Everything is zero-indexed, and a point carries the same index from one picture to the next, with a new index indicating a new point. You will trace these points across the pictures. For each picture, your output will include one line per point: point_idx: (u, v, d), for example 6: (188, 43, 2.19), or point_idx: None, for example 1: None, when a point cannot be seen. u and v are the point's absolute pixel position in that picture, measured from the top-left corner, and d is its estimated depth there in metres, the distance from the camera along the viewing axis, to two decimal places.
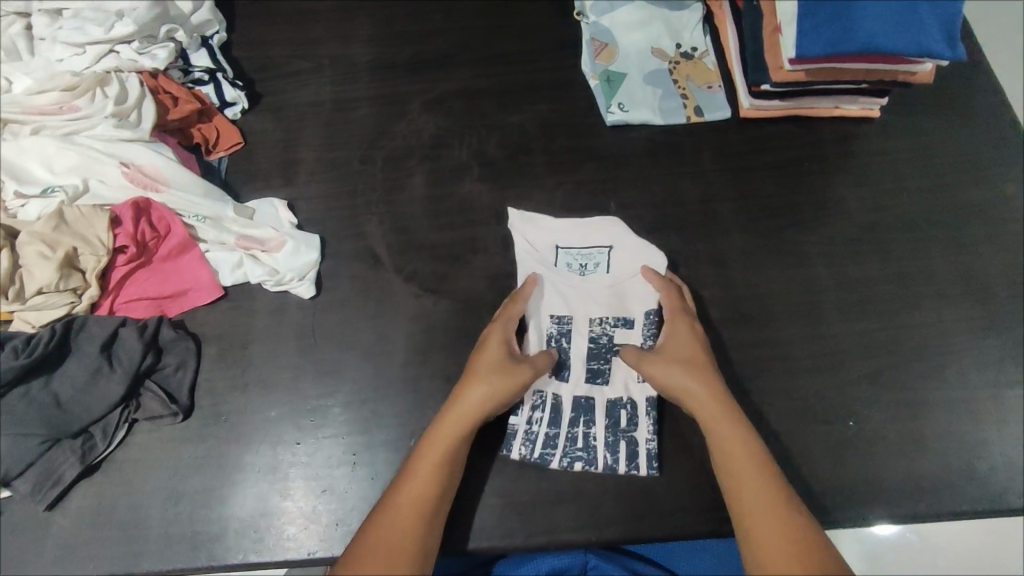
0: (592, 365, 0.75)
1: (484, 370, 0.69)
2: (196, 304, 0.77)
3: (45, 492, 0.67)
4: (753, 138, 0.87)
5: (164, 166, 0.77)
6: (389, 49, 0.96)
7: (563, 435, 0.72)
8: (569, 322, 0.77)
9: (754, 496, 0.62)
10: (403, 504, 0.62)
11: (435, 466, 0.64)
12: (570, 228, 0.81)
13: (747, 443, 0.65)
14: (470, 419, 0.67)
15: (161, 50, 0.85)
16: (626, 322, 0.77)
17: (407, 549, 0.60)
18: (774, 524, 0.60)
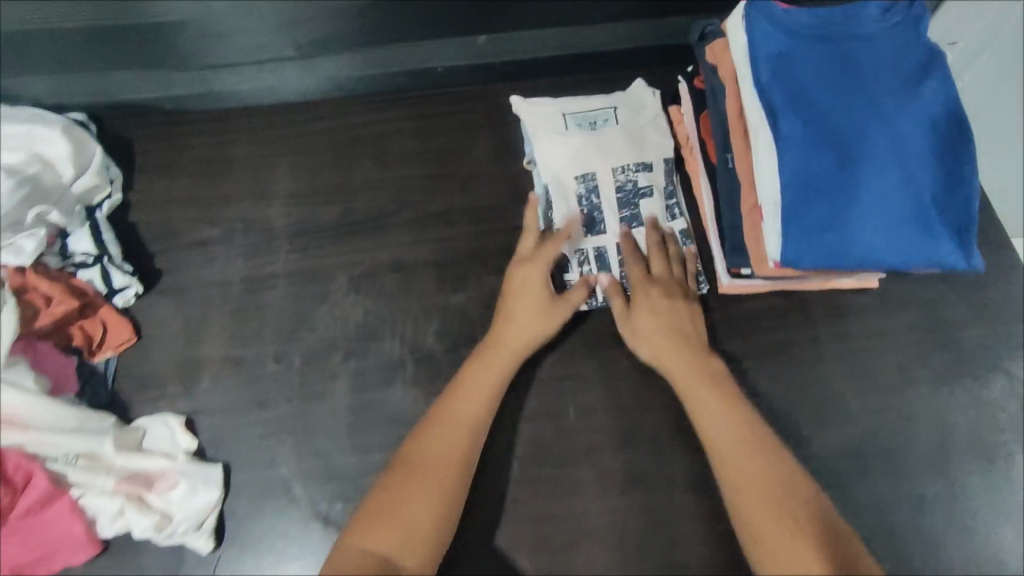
0: (624, 213, 0.79)
1: (517, 307, 0.68)
2: (68, 562, 0.64)
3: None
4: (735, 320, 0.74)
5: (23, 400, 0.63)
6: (313, 208, 0.83)
7: (617, 276, 0.76)
8: (591, 180, 0.80)
9: (720, 415, 0.61)
10: (417, 474, 0.58)
11: (474, 413, 0.63)
12: (573, 98, 0.84)
13: (749, 427, 0.59)
14: (488, 398, 0.64)
15: (29, 239, 0.71)
16: (647, 167, 0.80)
17: (451, 472, 0.59)
18: (739, 440, 0.59)
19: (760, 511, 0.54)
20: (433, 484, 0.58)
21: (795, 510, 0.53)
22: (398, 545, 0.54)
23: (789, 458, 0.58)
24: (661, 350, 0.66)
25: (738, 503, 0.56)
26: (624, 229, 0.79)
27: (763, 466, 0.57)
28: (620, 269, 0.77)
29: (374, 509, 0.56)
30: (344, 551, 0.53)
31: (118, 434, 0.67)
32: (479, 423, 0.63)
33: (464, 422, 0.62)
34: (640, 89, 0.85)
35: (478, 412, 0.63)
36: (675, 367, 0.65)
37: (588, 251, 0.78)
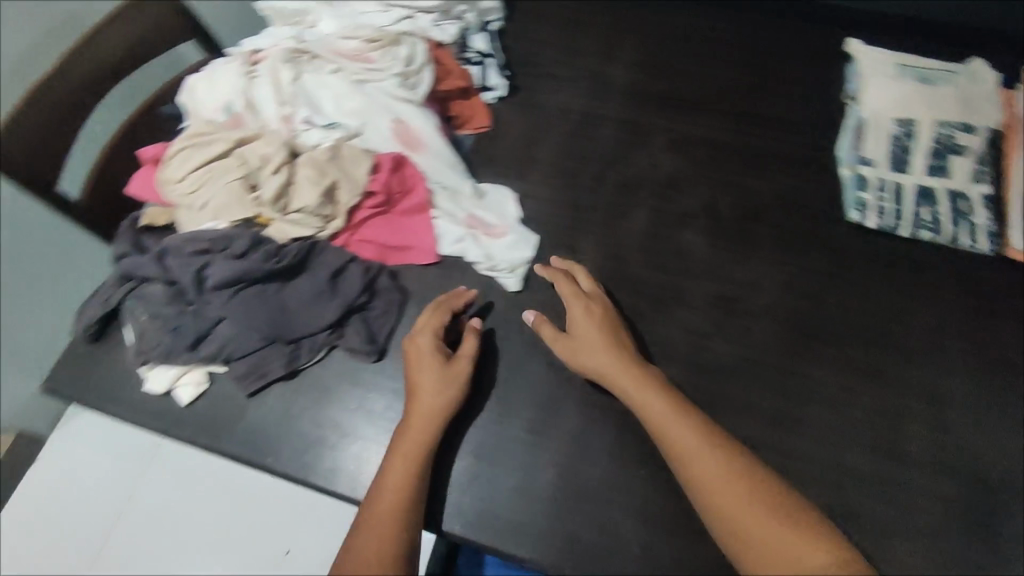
0: (933, 161, 0.85)
1: (416, 376, 0.71)
2: (412, 262, 0.83)
3: (251, 380, 0.76)
4: (1011, 285, 0.79)
5: (428, 130, 0.83)
6: (649, 78, 0.97)
7: (911, 210, 0.83)
8: (909, 125, 0.87)
9: (684, 438, 0.63)
10: (383, 524, 0.63)
11: (410, 460, 0.67)
12: (908, 56, 0.93)
13: (692, 428, 0.64)
14: (415, 458, 0.67)
15: (451, 27, 0.92)
16: (967, 129, 0.86)
17: (394, 522, 0.63)
18: (690, 435, 0.63)
19: (751, 515, 0.58)
20: (393, 510, 0.64)
21: (783, 517, 0.58)
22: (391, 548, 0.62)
23: (743, 459, 0.62)
24: (600, 364, 0.70)
25: (726, 525, 0.59)
26: (929, 175, 0.84)
27: (725, 468, 0.61)
28: (915, 208, 0.83)
29: (360, 541, 0.62)
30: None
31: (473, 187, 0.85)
32: (414, 466, 0.67)
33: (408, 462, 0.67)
34: (974, 68, 0.90)
35: (401, 470, 0.66)
36: (609, 379, 0.70)
37: (888, 181, 0.85)
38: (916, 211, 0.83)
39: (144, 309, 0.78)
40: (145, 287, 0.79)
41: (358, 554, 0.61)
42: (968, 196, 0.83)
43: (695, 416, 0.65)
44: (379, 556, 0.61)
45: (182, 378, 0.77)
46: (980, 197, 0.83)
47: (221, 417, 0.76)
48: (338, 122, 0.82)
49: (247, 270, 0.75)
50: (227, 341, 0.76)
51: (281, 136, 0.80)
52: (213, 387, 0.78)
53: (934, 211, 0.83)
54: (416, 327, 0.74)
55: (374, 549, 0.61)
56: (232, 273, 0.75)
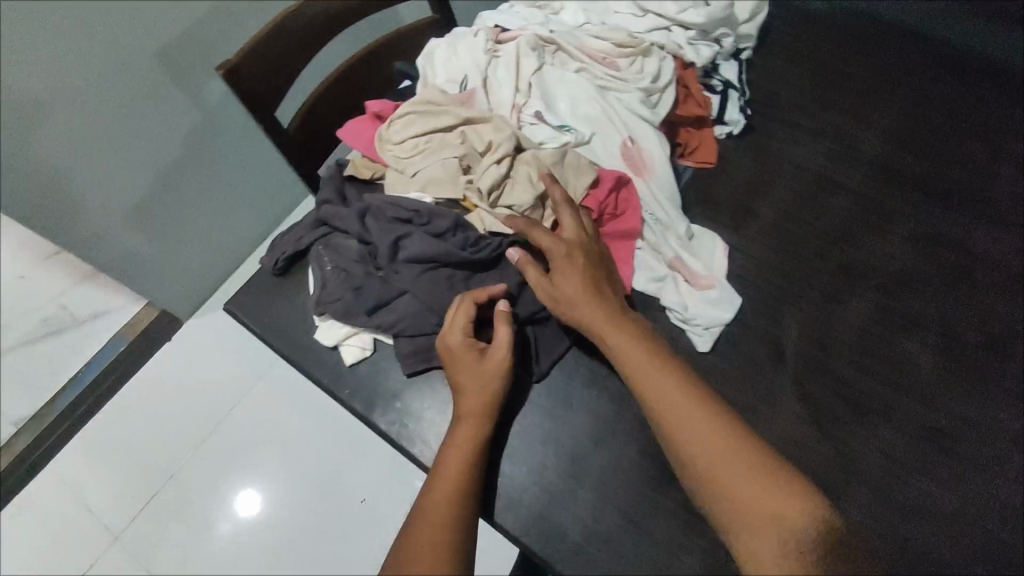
0: None
1: (468, 377, 0.69)
2: None
3: (414, 362, 0.74)
4: None
5: (658, 158, 0.78)
6: (905, 154, 0.85)
7: None
8: None
9: (676, 412, 0.60)
10: (427, 513, 0.62)
11: (466, 463, 0.66)
12: None
13: (681, 392, 0.61)
14: (463, 457, 0.66)
15: (706, 49, 0.85)
16: None
17: (447, 514, 0.62)
18: (686, 408, 0.60)
19: (761, 505, 0.54)
20: (448, 503, 0.62)
21: (766, 529, 0.53)
22: (447, 541, 0.60)
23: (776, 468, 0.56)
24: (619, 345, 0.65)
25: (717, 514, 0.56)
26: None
27: (720, 447, 0.57)
28: None
29: (418, 524, 0.61)
30: (396, 554, 0.59)
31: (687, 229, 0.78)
32: (469, 459, 0.66)
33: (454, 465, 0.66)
34: None
35: (459, 467, 0.65)
36: (608, 340, 0.66)
37: None
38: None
39: (333, 258, 0.79)
40: (339, 238, 0.80)
41: (415, 533, 0.60)
42: None
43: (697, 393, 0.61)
44: (435, 541, 0.59)
45: (350, 338, 0.77)
46: None
47: (377, 386, 0.76)
48: (569, 125, 0.78)
49: (444, 252, 0.73)
50: (403, 317, 0.74)
51: (510, 124, 0.77)
52: (376, 356, 0.77)
53: None
54: (447, 321, 0.71)
55: (429, 538, 0.60)
56: (429, 252, 0.73)
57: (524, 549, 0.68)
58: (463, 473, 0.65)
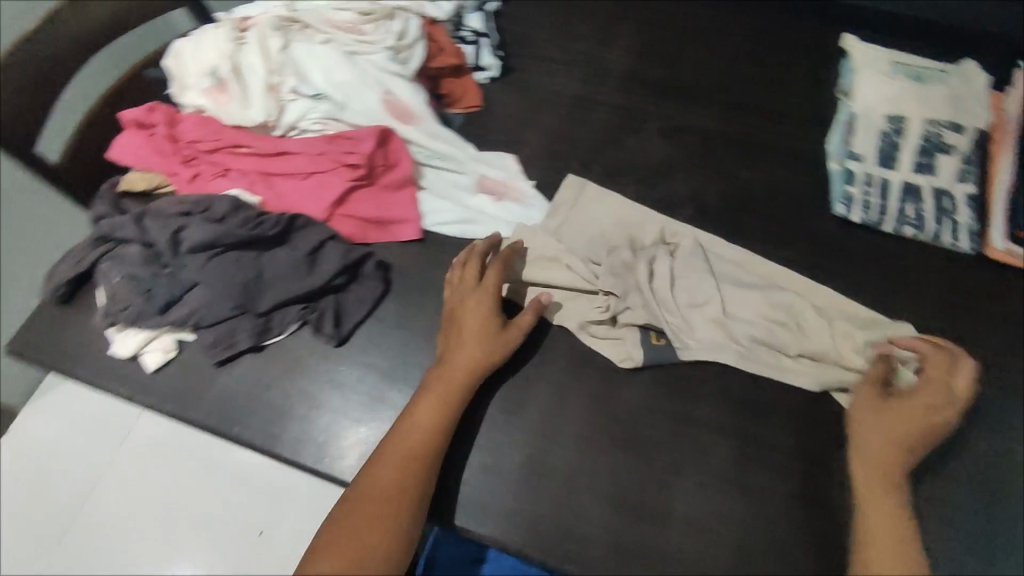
0: (921, 159, 0.85)
1: (464, 341, 0.70)
2: (395, 237, 0.82)
3: (219, 351, 0.75)
4: (989, 285, 0.80)
5: (417, 105, 0.84)
6: (645, 64, 0.95)
7: (894, 207, 0.84)
8: (898, 125, 0.87)
9: (872, 516, 0.61)
10: (377, 479, 0.62)
11: (434, 427, 0.66)
12: (909, 54, 0.92)
13: (892, 489, 0.63)
14: (437, 425, 0.66)
15: (447, 2, 0.90)
16: (957, 130, 0.86)
17: (406, 472, 0.63)
18: (883, 501, 0.62)
19: (880, 547, 0.59)
20: (401, 465, 0.63)
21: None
22: (392, 506, 0.61)
23: (917, 546, 0.59)
24: (863, 440, 0.66)
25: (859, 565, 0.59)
26: (916, 171, 0.85)
27: (891, 519, 0.61)
28: (900, 202, 0.84)
29: (366, 487, 0.62)
30: (349, 503, 0.62)
31: (472, 152, 0.85)
32: (431, 422, 0.66)
33: (410, 433, 0.65)
34: (968, 68, 0.90)
35: (428, 427, 0.66)
36: (862, 455, 0.65)
37: (875, 177, 0.85)
38: (901, 207, 0.84)
39: (119, 270, 0.74)
40: (121, 248, 0.76)
41: (363, 498, 0.61)
42: (951, 194, 0.84)
43: (897, 499, 0.62)
44: (382, 506, 0.61)
45: (149, 344, 0.75)
46: (962, 198, 0.84)
47: (189, 383, 0.75)
48: (324, 93, 0.82)
49: (222, 234, 0.74)
50: (197, 307, 0.74)
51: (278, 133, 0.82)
52: (180, 356, 0.76)
53: (919, 207, 0.83)
54: (449, 288, 0.75)
55: (379, 499, 0.61)
56: (209, 237, 0.73)
57: None
58: (435, 435, 0.66)
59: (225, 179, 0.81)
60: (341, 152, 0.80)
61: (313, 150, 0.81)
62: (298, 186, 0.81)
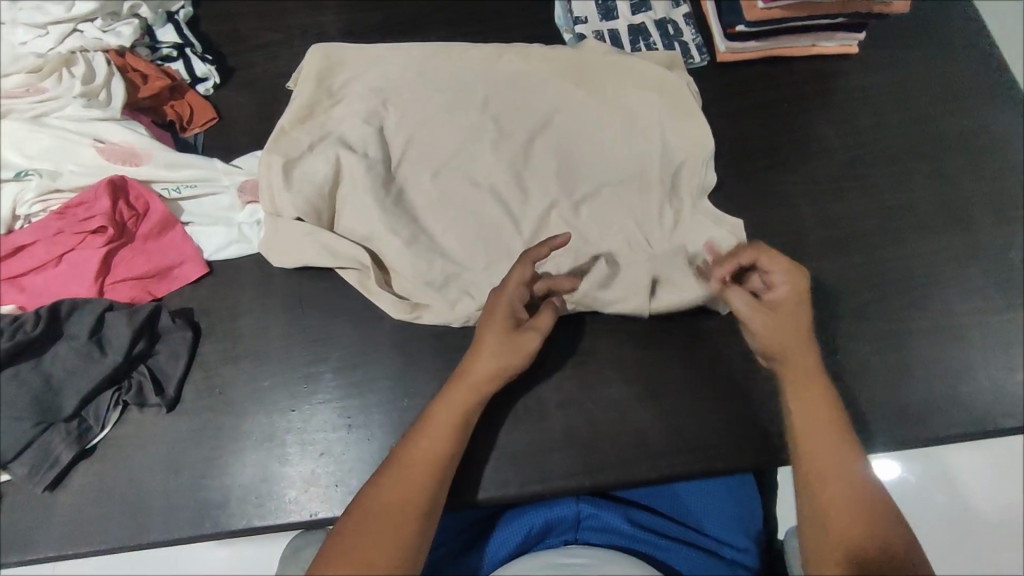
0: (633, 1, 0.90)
1: (489, 341, 0.66)
2: (182, 281, 0.77)
3: (42, 474, 0.68)
4: (733, 81, 0.86)
5: (140, 142, 0.78)
6: (362, 14, 0.93)
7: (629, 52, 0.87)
8: None
9: (817, 427, 0.62)
10: (392, 481, 0.60)
11: (448, 433, 0.63)
12: None
13: (844, 441, 0.62)
14: (445, 441, 0.62)
15: (126, 26, 0.84)
16: None
17: (418, 489, 0.60)
18: (836, 469, 0.60)
19: (841, 520, 0.58)
20: (422, 468, 0.61)
21: (852, 506, 0.59)
22: (403, 521, 0.58)
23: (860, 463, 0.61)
24: (776, 332, 0.66)
25: (809, 478, 0.61)
26: (634, 13, 0.90)
27: (845, 475, 0.60)
28: (632, 46, 0.88)
29: (375, 494, 0.59)
30: (379, 486, 0.60)
31: (224, 165, 0.80)
32: (449, 429, 0.63)
33: (438, 433, 0.62)
34: None
35: (450, 413, 0.63)
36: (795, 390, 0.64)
37: (604, 31, 0.89)
38: (634, 49, 0.88)
39: None
40: None
41: (363, 505, 0.59)
42: (672, 20, 0.89)
43: (825, 395, 0.64)
44: (398, 509, 0.58)
45: None
46: (681, 20, 0.89)
47: (27, 521, 0.69)
48: (29, 168, 0.75)
49: None
50: None
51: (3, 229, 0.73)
52: (6, 500, 0.69)
53: (650, 43, 0.88)
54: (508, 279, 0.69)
55: (385, 530, 0.57)
56: None
57: (253, 532, 0.69)
58: (447, 443, 0.62)
59: None
60: (78, 222, 0.73)
61: (47, 232, 0.73)
62: (51, 276, 0.74)
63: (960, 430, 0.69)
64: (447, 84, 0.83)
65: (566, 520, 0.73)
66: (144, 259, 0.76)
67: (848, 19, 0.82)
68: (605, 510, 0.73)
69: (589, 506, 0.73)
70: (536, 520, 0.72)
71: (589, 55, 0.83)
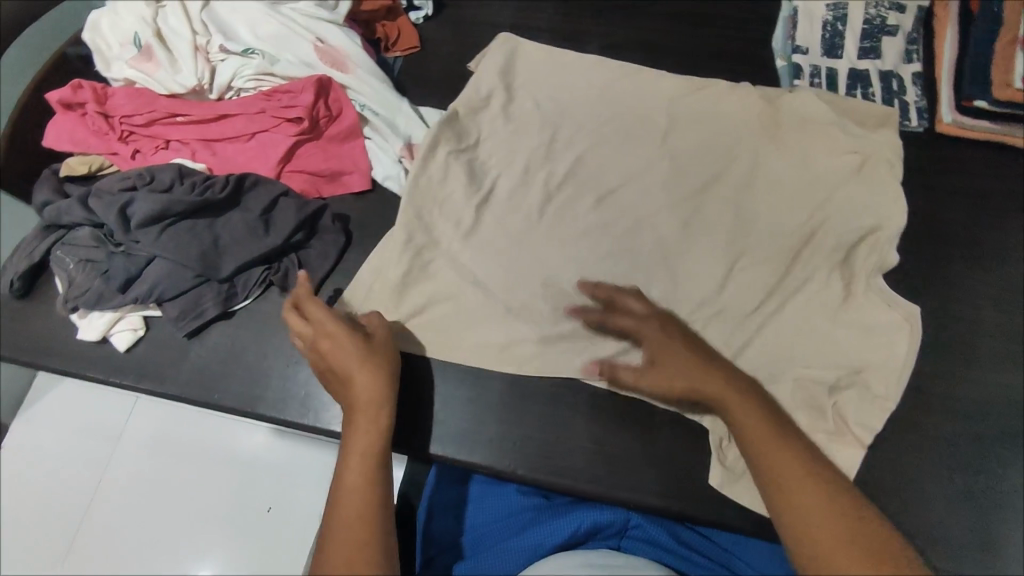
0: (864, 45, 0.85)
1: (341, 361, 0.64)
2: (347, 188, 0.81)
3: (189, 320, 0.74)
4: (948, 157, 0.80)
5: (352, 51, 0.81)
6: None
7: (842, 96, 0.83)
8: (838, 11, 0.86)
9: (766, 448, 0.59)
10: (339, 533, 0.57)
11: (373, 483, 0.60)
12: None
13: (802, 466, 0.57)
14: (365, 474, 0.60)
15: None
16: (899, 9, 0.85)
17: (365, 529, 0.58)
18: (818, 497, 0.55)
19: (837, 553, 0.53)
20: (361, 514, 0.58)
21: (833, 511, 0.55)
22: (365, 561, 0.56)
23: (843, 488, 0.57)
24: (684, 389, 0.63)
25: (787, 498, 0.56)
26: (860, 58, 0.84)
27: (826, 506, 0.55)
28: (848, 91, 0.83)
29: (326, 555, 0.56)
30: None
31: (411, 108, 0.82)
32: (372, 454, 0.61)
33: (359, 475, 0.60)
34: None
35: (364, 441, 0.62)
36: (742, 431, 0.60)
37: (821, 68, 0.85)
38: (849, 94, 0.83)
39: (73, 254, 0.74)
40: (73, 233, 0.75)
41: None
42: (898, 76, 0.84)
43: (773, 425, 0.60)
44: (349, 558, 0.56)
45: (117, 325, 0.74)
46: (908, 78, 0.84)
47: (163, 357, 0.75)
48: (254, 48, 0.80)
49: (170, 203, 0.72)
50: (158, 280, 0.72)
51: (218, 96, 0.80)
52: (151, 333, 0.76)
53: (868, 93, 0.83)
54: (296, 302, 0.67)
55: None
56: (157, 208, 0.72)
57: None
58: (371, 471, 0.61)
59: (167, 151, 0.79)
60: (280, 108, 0.78)
61: (252, 109, 0.79)
62: (241, 148, 0.80)
63: None
64: (646, 84, 0.83)
65: (613, 526, 0.72)
66: (323, 160, 0.80)
67: None
68: (653, 524, 0.73)
69: (637, 517, 0.72)
70: (585, 519, 0.71)
71: (800, 98, 0.80)
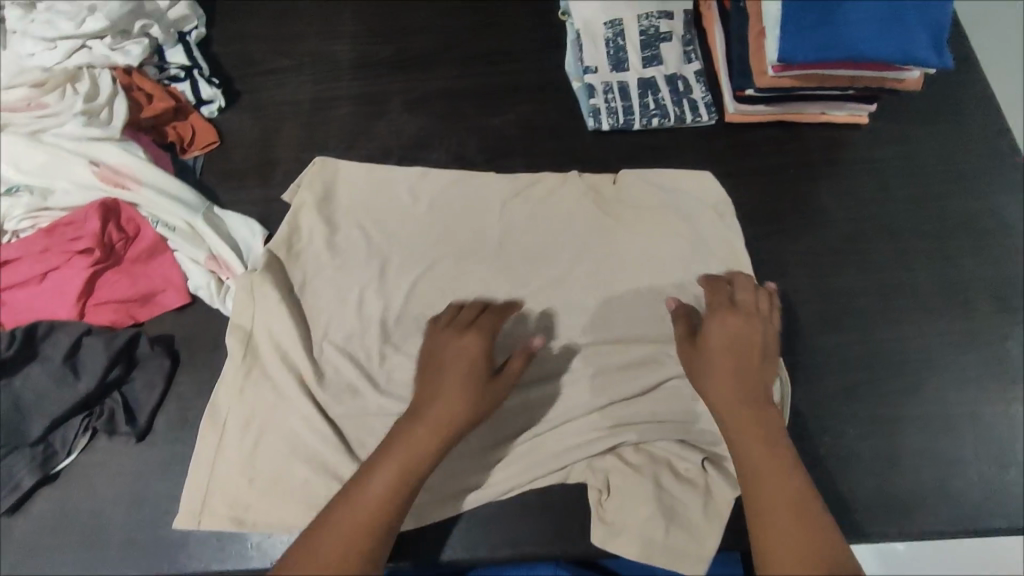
0: (645, 54, 0.89)
1: (450, 381, 0.60)
2: (165, 307, 0.76)
3: (2, 498, 0.66)
4: (740, 143, 0.85)
5: (136, 166, 0.77)
6: (373, 47, 0.93)
7: (637, 104, 0.86)
8: (616, 28, 0.90)
9: (759, 457, 0.56)
10: (341, 528, 0.52)
11: (396, 501, 0.54)
12: None
13: (793, 483, 0.54)
14: (404, 478, 0.55)
15: (135, 46, 0.83)
16: (668, 16, 0.91)
17: (370, 543, 0.52)
18: (794, 518, 0.52)
19: None
20: (359, 526, 0.52)
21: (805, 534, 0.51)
22: None
23: (832, 522, 0.52)
24: (718, 397, 0.60)
25: (764, 513, 0.53)
26: (646, 67, 0.89)
27: (802, 525, 0.51)
28: (642, 98, 0.87)
29: (314, 548, 0.51)
30: None
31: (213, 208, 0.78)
32: (396, 494, 0.55)
33: (397, 467, 0.55)
34: None
35: (421, 436, 0.57)
36: (741, 429, 0.58)
37: (613, 82, 0.88)
38: (644, 102, 0.86)
39: None
40: None
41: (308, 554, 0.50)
42: (683, 76, 0.89)
43: (777, 444, 0.57)
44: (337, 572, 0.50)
45: None
46: (691, 77, 0.89)
47: None
48: (20, 184, 0.75)
49: None
50: None
51: None
52: None
53: (659, 97, 0.87)
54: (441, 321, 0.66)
55: None
56: None
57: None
58: (405, 479, 0.55)
59: None
60: (65, 242, 0.73)
61: (34, 250, 0.73)
62: (32, 294, 0.73)
63: (945, 527, 0.67)
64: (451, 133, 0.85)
65: None
66: (130, 284, 0.75)
67: (859, 92, 0.81)
68: None
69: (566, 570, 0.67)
70: None
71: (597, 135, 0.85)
